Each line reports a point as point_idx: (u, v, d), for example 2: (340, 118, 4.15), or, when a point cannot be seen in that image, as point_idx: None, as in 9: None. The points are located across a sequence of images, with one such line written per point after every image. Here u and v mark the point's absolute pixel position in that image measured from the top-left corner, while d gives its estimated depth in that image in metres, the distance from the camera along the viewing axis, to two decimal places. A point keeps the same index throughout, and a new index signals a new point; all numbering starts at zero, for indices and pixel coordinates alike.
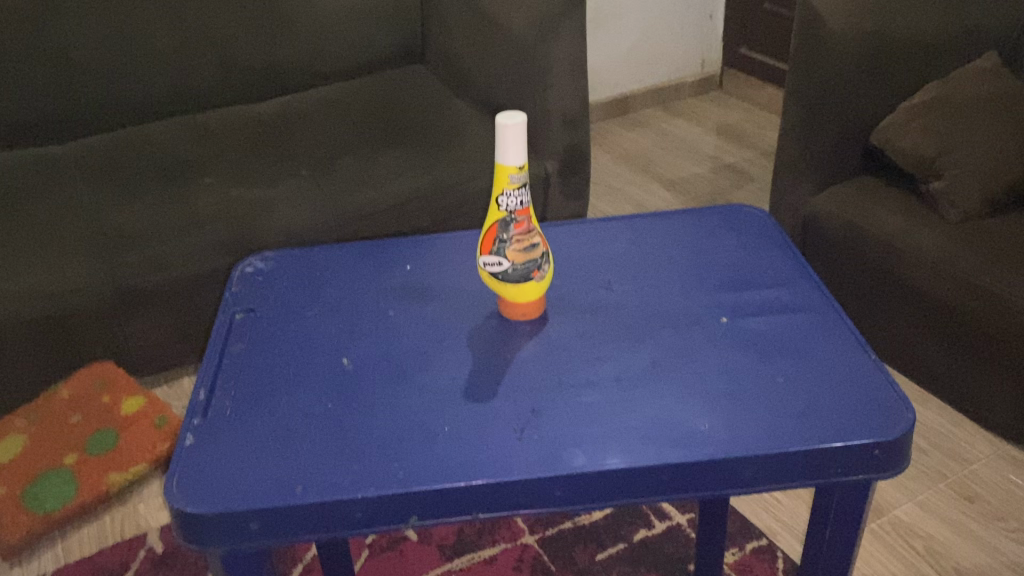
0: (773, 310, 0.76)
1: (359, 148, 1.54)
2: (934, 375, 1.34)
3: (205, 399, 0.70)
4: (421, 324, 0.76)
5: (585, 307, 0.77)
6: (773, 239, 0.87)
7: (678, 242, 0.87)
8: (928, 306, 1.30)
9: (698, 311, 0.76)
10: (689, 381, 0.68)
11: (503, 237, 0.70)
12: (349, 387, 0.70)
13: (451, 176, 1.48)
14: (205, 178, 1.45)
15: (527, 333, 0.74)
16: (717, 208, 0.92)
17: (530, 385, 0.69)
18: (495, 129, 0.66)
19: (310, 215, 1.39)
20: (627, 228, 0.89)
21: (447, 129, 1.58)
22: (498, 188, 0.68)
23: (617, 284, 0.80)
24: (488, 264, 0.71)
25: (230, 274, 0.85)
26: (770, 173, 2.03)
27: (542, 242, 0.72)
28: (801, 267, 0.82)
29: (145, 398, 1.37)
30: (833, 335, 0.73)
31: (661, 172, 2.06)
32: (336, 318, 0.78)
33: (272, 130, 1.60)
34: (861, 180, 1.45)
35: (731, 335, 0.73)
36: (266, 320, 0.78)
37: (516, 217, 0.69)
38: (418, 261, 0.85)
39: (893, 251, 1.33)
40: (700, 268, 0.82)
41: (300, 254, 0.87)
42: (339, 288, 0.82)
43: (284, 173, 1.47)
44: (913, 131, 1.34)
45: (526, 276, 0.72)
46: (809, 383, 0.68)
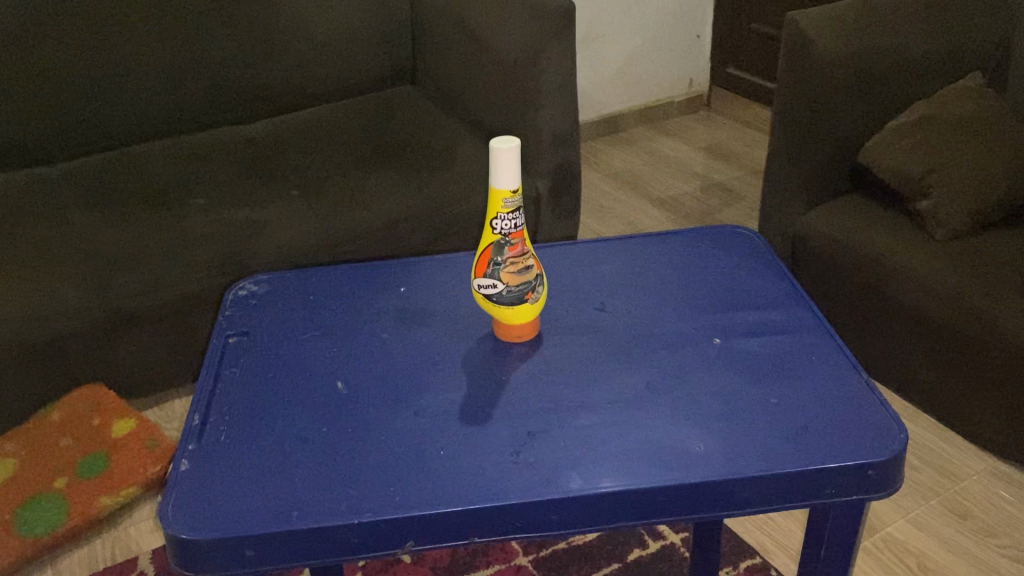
0: (766, 330, 0.77)
1: (350, 169, 1.54)
2: (924, 392, 1.35)
3: (200, 423, 0.69)
4: (416, 347, 0.76)
5: (578, 329, 0.78)
6: (764, 259, 0.88)
7: (670, 262, 0.87)
8: (917, 323, 1.31)
9: (690, 332, 0.77)
10: (683, 402, 0.69)
11: (498, 260, 0.70)
12: (345, 411, 0.70)
13: (442, 197, 1.50)
14: (196, 200, 1.45)
15: (522, 355, 0.75)
16: (709, 229, 0.93)
17: (526, 408, 0.69)
18: (489, 154, 0.66)
19: (302, 237, 1.40)
20: (619, 249, 0.90)
21: (438, 149, 1.59)
22: (492, 212, 0.68)
23: (610, 305, 0.81)
24: (482, 287, 0.72)
25: (224, 296, 0.85)
26: (759, 192, 2.05)
27: (536, 263, 0.73)
28: (793, 288, 0.83)
29: (136, 419, 1.36)
30: (826, 355, 0.74)
31: (651, 190, 2.08)
32: (332, 341, 0.78)
33: (263, 151, 1.61)
34: (848, 199, 1.46)
35: (724, 356, 0.74)
36: (260, 343, 0.78)
37: (510, 240, 0.69)
38: (412, 282, 0.86)
39: (882, 270, 1.34)
40: (693, 290, 0.83)
41: (294, 277, 0.88)
42: (333, 311, 0.82)
43: (275, 194, 1.47)
44: (899, 151, 1.36)
45: (521, 298, 0.72)
46: (803, 404, 0.68)
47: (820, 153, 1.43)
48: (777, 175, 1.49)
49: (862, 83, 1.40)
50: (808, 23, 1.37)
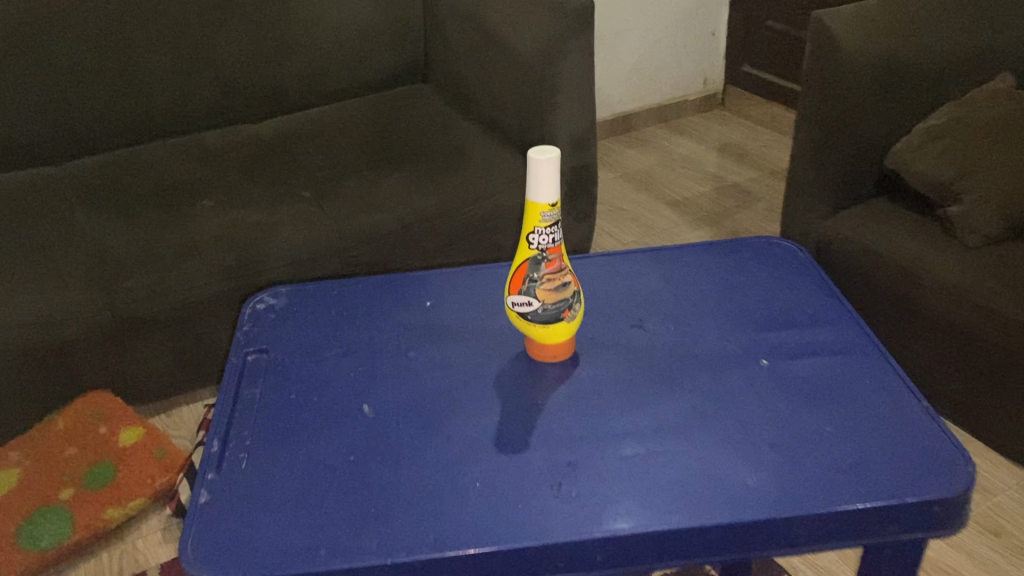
0: (813, 351, 0.73)
1: (362, 170, 1.51)
2: (952, 403, 1.31)
3: (219, 448, 0.66)
4: (445, 367, 0.73)
5: (613, 347, 0.74)
6: (808, 271, 0.85)
7: (707, 278, 0.84)
8: (945, 331, 1.27)
9: (731, 352, 0.73)
10: (726, 430, 0.65)
11: (534, 276, 0.66)
12: (374, 437, 0.66)
13: (458, 199, 1.46)
14: (204, 201, 1.42)
15: (557, 376, 0.71)
16: (750, 241, 0.90)
17: (567, 436, 0.65)
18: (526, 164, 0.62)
19: (314, 239, 1.37)
20: (654, 263, 0.86)
21: (452, 150, 1.56)
22: (528, 226, 0.65)
23: (646, 322, 0.77)
24: (516, 304, 0.68)
25: (240, 310, 0.82)
26: (776, 193, 2.01)
27: (574, 280, 0.69)
28: (841, 306, 0.79)
29: (144, 429, 1.30)
30: (876, 380, 0.70)
31: (666, 191, 2.04)
32: (359, 359, 0.74)
33: (272, 150, 1.57)
34: (874, 203, 1.43)
35: (769, 378, 0.70)
36: (281, 361, 0.75)
37: (547, 255, 0.66)
38: (439, 296, 0.82)
39: (909, 278, 1.30)
40: (736, 307, 0.80)
41: (316, 290, 0.84)
42: (357, 327, 0.78)
43: (286, 195, 1.44)
44: (928, 156, 1.32)
45: (557, 317, 0.68)
46: (867, 434, 0.65)
47: (846, 156, 1.39)
48: (801, 179, 1.45)
49: (891, 84, 1.36)
50: (834, 22, 1.33)
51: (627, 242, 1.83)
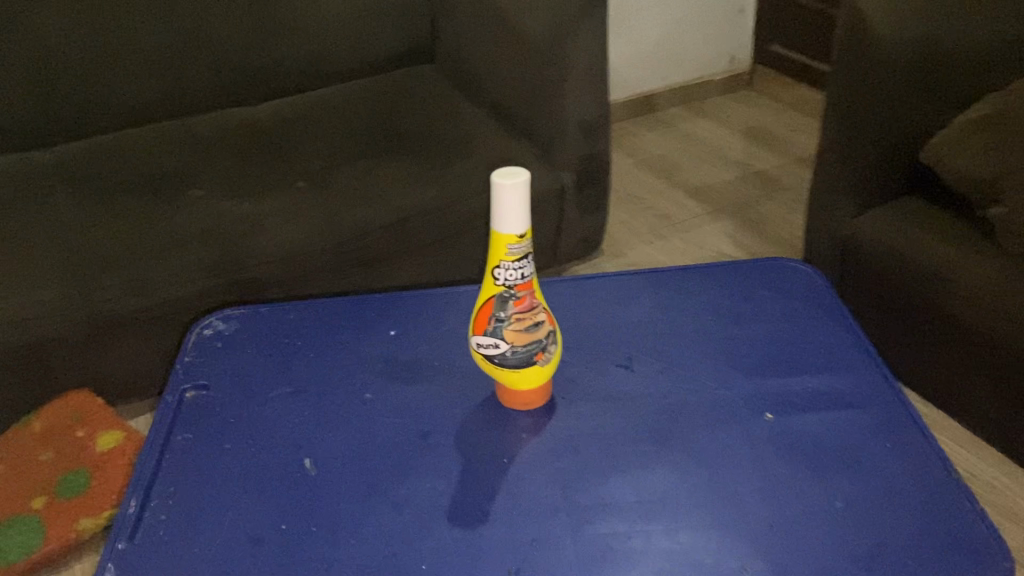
0: (825, 405, 0.79)
1: (362, 157, 1.43)
2: (988, 422, 1.21)
3: (135, 511, 0.72)
4: (405, 411, 0.80)
5: (614, 396, 0.81)
6: (829, 308, 0.91)
7: (710, 314, 0.91)
8: (979, 345, 1.17)
9: (732, 405, 0.79)
10: (717, 502, 0.71)
11: (500, 316, 0.66)
12: (307, 495, 0.72)
13: (460, 191, 1.39)
14: (194, 190, 1.35)
15: (526, 425, 0.78)
16: (763, 268, 0.97)
17: (534, 508, 0.70)
18: (493, 192, 0.61)
19: (307, 235, 1.30)
20: (657, 297, 0.93)
21: (455, 139, 1.48)
22: (495, 259, 0.64)
23: (654, 369, 0.84)
24: (483, 345, 0.68)
25: (187, 335, 0.90)
26: (803, 182, 1.90)
27: (546, 321, 0.69)
28: (868, 354, 0.85)
29: (123, 432, 1.24)
30: (880, 438, 0.76)
31: (686, 178, 1.93)
32: (306, 399, 0.82)
33: (269, 135, 1.50)
34: (907, 202, 1.32)
35: (772, 436, 0.76)
36: (226, 401, 0.82)
37: (514, 292, 0.65)
38: (402, 323, 0.91)
39: (942, 287, 1.20)
40: (738, 352, 0.85)
41: (259, 312, 0.93)
42: (309, 364, 0.86)
43: (280, 184, 1.37)
44: (965, 151, 1.21)
45: (529, 359, 0.69)
46: (866, 508, 0.70)
47: (877, 152, 1.29)
48: (827, 174, 1.35)
49: (929, 73, 1.24)
50: (868, 5, 1.22)
51: (642, 234, 1.73)
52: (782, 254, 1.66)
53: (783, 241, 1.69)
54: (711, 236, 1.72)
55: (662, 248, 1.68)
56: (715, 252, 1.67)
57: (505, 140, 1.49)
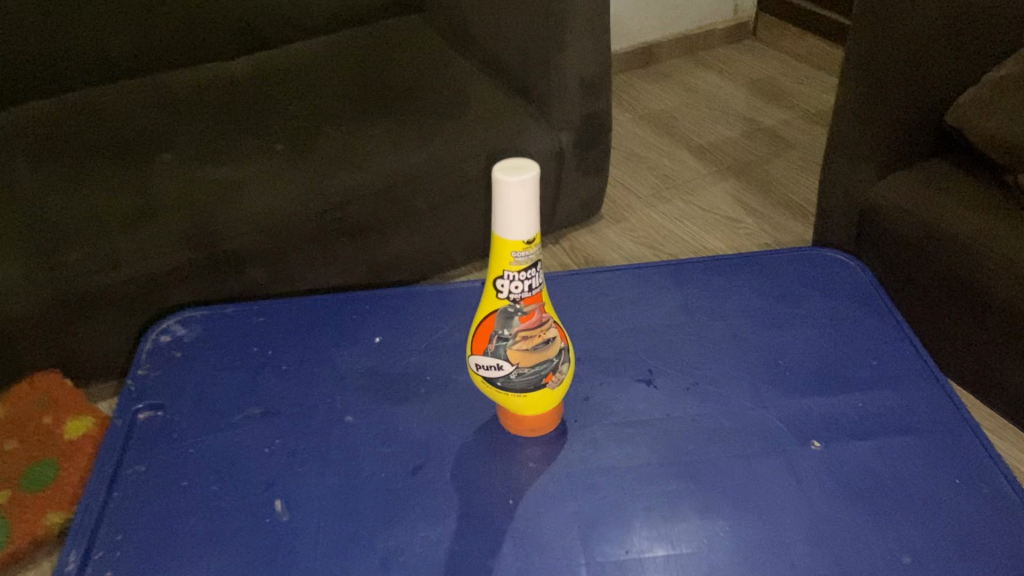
0: (878, 429, 0.75)
1: (345, 116, 1.33)
2: (1015, 402, 1.14)
3: (75, 568, 0.66)
4: (393, 438, 0.76)
5: (645, 418, 0.77)
6: (881, 315, 0.87)
7: (744, 320, 0.87)
8: (1010, 321, 1.09)
9: (773, 428, 0.75)
10: (761, 547, 0.66)
11: (503, 333, 0.59)
12: (280, 543, 0.67)
13: (451, 152, 1.29)
14: (164, 153, 1.25)
15: (534, 454, 0.74)
16: (798, 267, 0.94)
17: (540, 558, 0.66)
18: (493, 186, 0.53)
19: (288, 203, 1.21)
20: (675, 301, 0.90)
21: (445, 96, 1.38)
22: (496, 269, 0.56)
23: (680, 389, 0.79)
24: (483, 365, 0.61)
25: (143, 344, 0.87)
26: (812, 139, 1.80)
27: (555, 337, 0.62)
28: (927, 365, 0.81)
29: (93, 418, 1.17)
30: (943, 464, 0.72)
31: (689, 135, 1.84)
32: (279, 422, 0.78)
33: (245, 92, 1.39)
34: (929, 165, 1.24)
35: (821, 465, 0.72)
36: (186, 428, 0.78)
37: (520, 306, 0.58)
38: (388, 330, 0.88)
39: (970, 258, 1.12)
40: (778, 367, 0.81)
41: (221, 316, 0.91)
42: (279, 381, 0.82)
43: (257, 146, 1.27)
44: (997, 112, 1.12)
45: (538, 381, 0.63)
46: (931, 552, 0.65)
47: (898, 113, 1.19)
48: (845, 136, 1.26)
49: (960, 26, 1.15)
50: None
51: (644, 196, 1.64)
52: (791, 217, 1.57)
53: (791, 203, 1.61)
54: (716, 198, 1.63)
55: (665, 211, 1.60)
56: (721, 215, 1.58)
57: (499, 97, 1.40)
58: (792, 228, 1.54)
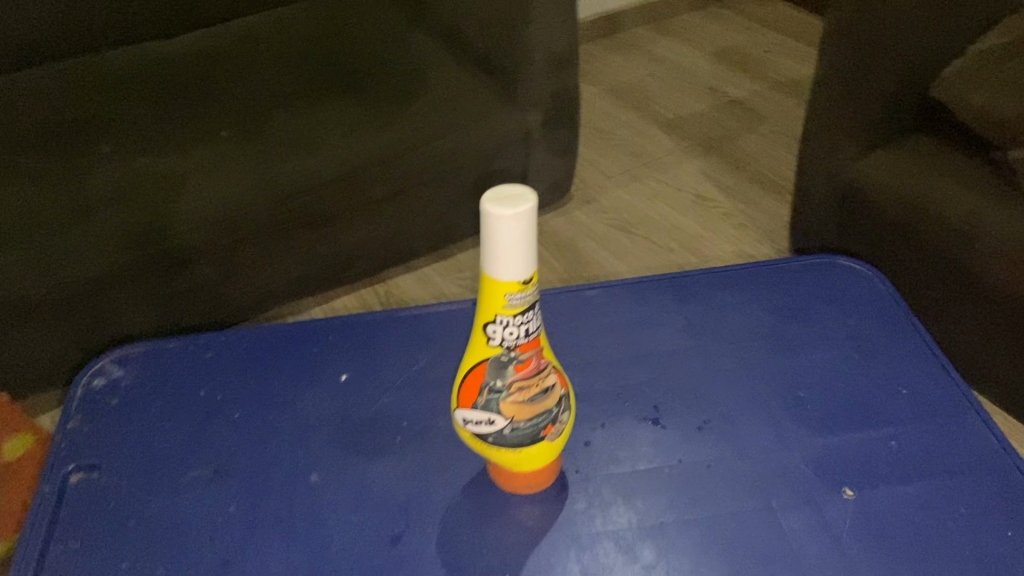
0: (917, 474, 0.71)
1: (296, 97, 1.24)
2: (1006, 388, 1.11)
3: None
4: (364, 503, 0.70)
5: (662, 465, 0.72)
6: (904, 334, 0.83)
7: (754, 344, 0.82)
8: (1003, 304, 1.05)
9: (800, 474, 0.71)
10: None
11: (494, 386, 0.54)
12: None
13: (412, 135, 1.22)
14: (100, 143, 1.15)
15: (532, 513, 0.68)
16: (808, 278, 0.90)
17: None
18: (483, 217, 0.48)
19: (237, 194, 1.12)
20: (676, 321, 0.85)
21: (404, 74, 1.29)
22: (488, 314, 0.51)
23: (691, 429, 0.75)
24: (470, 421, 0.56)
25: (74, 389, 0.81)
26: (783, 111, 1.75)
27: (554, 387, 0.56)
28: (958, 393, 0.77)
29: (34, 436, 1.06)
30: (994, 514, 0.68)
31: (657, 108, 1.77)
32: (233, 482, 0.72)
33: (187, 72, 1.29)
34: (913, 140, 1.19)
35: (855, 519, 0.67)
36: (124, 496, 0.72)
37: (516, 353, 0.53)
38: (355, 366, 0.82)
39: (960, 240, 1.07)
40: (799, 397, 0.77)
41: (158, 355, 0.84)
42: (230, 433, 0.76)
43: (201, 133, 1.18)
44: (985, 85, 1.07)
45: (535, 436, 0.57)
46: None
47: (882, 91, 1.14)
48: (825, 113, 1.21)
49: None
50: None
51: (615, 175, 1.58)
52: (767, 195, 1.52)
53: (766, 181, 1.55)
54: (689, 176, 1.57)
55: (637, 191, 1.54)
56: (695, 195, 1.52)
57: (460, 74, 1.31)
58: (768, 207, 1.49)
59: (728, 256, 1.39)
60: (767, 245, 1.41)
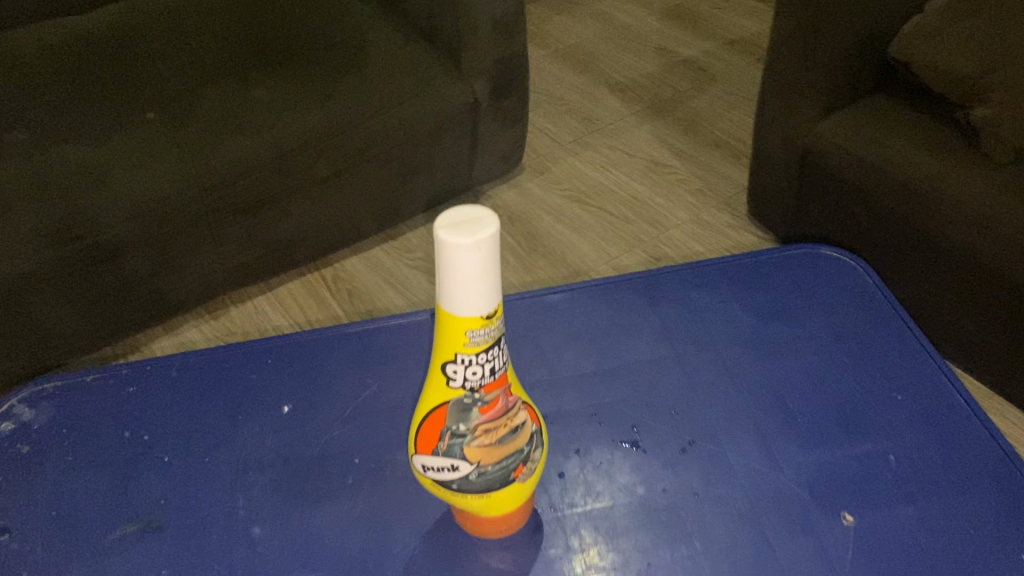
0: (918, 493, 0.68)
1: (226, 73, 1.16)
2: (969, 351, 1.10)
3: None
4: (315, 556, 0.65)
5: (648, 494, 0.68)
6: (894, 337, 0.81)
7: (736, 348, 0.80)
8: (967, 269, 1.03)
9: (793, 496, 0.68)
10: None
11: (457, 429, 0.50)
12: None
13: (353, 111, 1.15)
14: (13, 131, 1.06)
15: (505, 559, 0.65)
16: (786, 272, 0.88)
17: None
18: (437, 244, 0.44)
19: (167, 180, 1.04)
20: (651, 327, 0.82)
21: (342, 44, 1.22)
22: (448, 353, 0.47)
23: (675, 452, 0.71)
24: (430, 468, 0.52)
25: None
26: (734, 70, 1.71)
27: (524, 428, 0.53)
28: (950, 397, 0.75)
29: None
30: (1004, 532, 0.66)
31: (607, 71, 1.72)
32: (164, 539, 0.67)
33: (105, 50, 1.20)
34: (871, 101, 1.16)
35: (856, 546, 0.65)
36: (39, 562, 0.66)
37: (480, 395, 0.49)
38: (298, 396, 0.77)
39: (924, 203, 1.04)
40: (785, 408, 0.75)
41: (73, 392, 0.78)
42: (159, 481, 0.71)
43: (124, 115, 1.09)
44: (945, 41, 1.03)
45: (506, 477, 0.53)
46: None
47: (839, 52, 1.10)
48: (783, 74, 1.17)
49: None
50: None
51: (566, 143, 1.53)
52: (723, 159, 1.49)
53: (721, 144, 1.52)
54: (643, 141, 1.53)
55: (590, 159, 1.49)
56: (649, 161, 1.48)
57: (402, 42, 1.25)
58: (725, 172, 1.46)
59: (687, 224, 1.36)
60: (725, 212, 1.38)
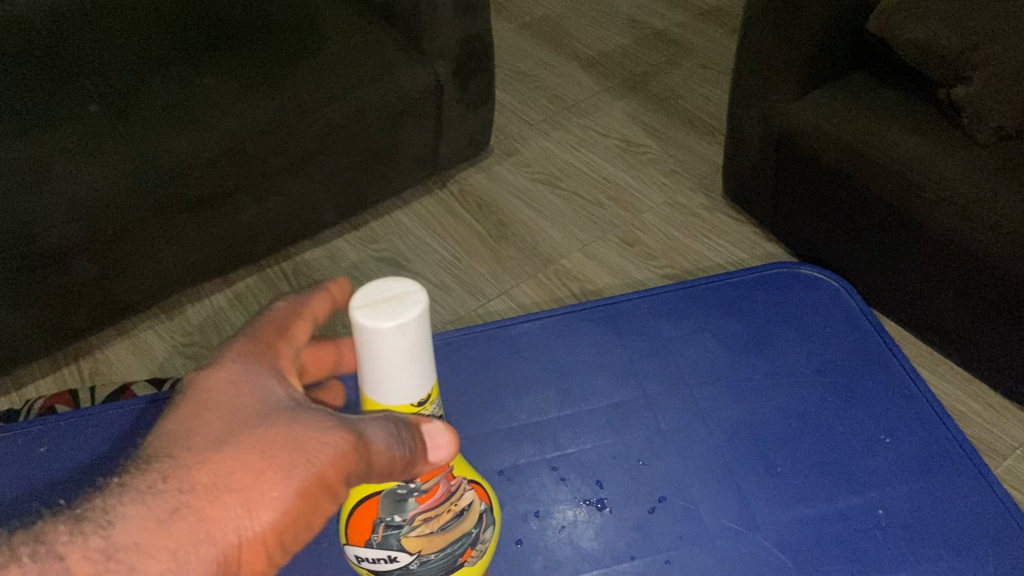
0: (907, 553, 0.65)
1: (174, 61, 1.10)
2: (951, 338, 1.07)
3: None
4: None
5: (613, 564, 0.65)
6: (876, 369, 0.78)
7: (706, 390, 0.76)
8: (951, 261, 0.99)
9: (775, 564, 0.65)
10: None
11: (394, 519, 0.48)
12: None
13: (308, 98, 1.09)
14: None
15: None
16: (762, 293, 0.85)
17: None
18: (359, 336, 0.42)
19: (111, 177, 0.98)
20: (616, 364, 0.78)
21: (296, 26, 1.16)
22: None
23: (644, 512, 0.68)
24: (366, 561, 0.49)
25: None
26: (708, 41, 1.66)
27: (467, 512, 0.51)
28: (933, 439, 0.72)
29: None
30: None
31: (577, 44, 1.66)
32: None
33: (45, 37, 1.13)
34: (850, 79, 1.11)
35: None
36: None
37: (416, 483, 0.48)
38: None
39: (906, 189, 1.00)
40: (761, 451, 0.72)
41: (113, 422, 0.73)
42: None
43: (64, 107, 1.03)
44: (925, 15, 0.99)
45: (453, 563, 0.51)
46: None
47: (815, 30, 1.05)
48: (759, 52, 1.12)
49: None
50: None
51: (536, 123, 1.47)
52: (697, 136, 1.44)
53: (695, 121, 1.47)
54: (614, 119, 1.48)
55: (560, 139, 1.44)
56: (621, 139, 1.44)
57: (361, 22, 1.19)
58: (699, 150, 1.42)
59: (662, 208, 1.32)
60: (700, 193, 1.34)
